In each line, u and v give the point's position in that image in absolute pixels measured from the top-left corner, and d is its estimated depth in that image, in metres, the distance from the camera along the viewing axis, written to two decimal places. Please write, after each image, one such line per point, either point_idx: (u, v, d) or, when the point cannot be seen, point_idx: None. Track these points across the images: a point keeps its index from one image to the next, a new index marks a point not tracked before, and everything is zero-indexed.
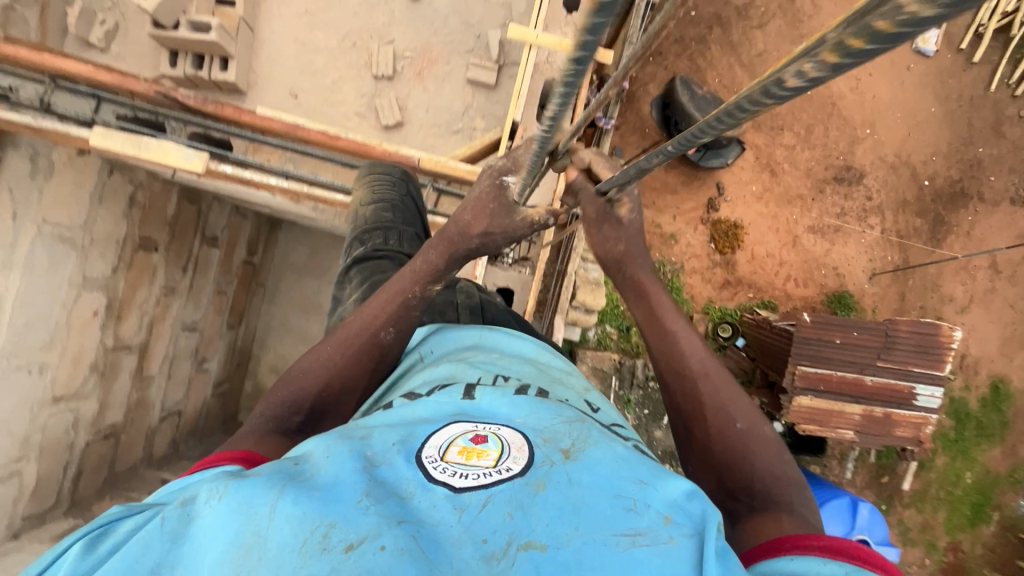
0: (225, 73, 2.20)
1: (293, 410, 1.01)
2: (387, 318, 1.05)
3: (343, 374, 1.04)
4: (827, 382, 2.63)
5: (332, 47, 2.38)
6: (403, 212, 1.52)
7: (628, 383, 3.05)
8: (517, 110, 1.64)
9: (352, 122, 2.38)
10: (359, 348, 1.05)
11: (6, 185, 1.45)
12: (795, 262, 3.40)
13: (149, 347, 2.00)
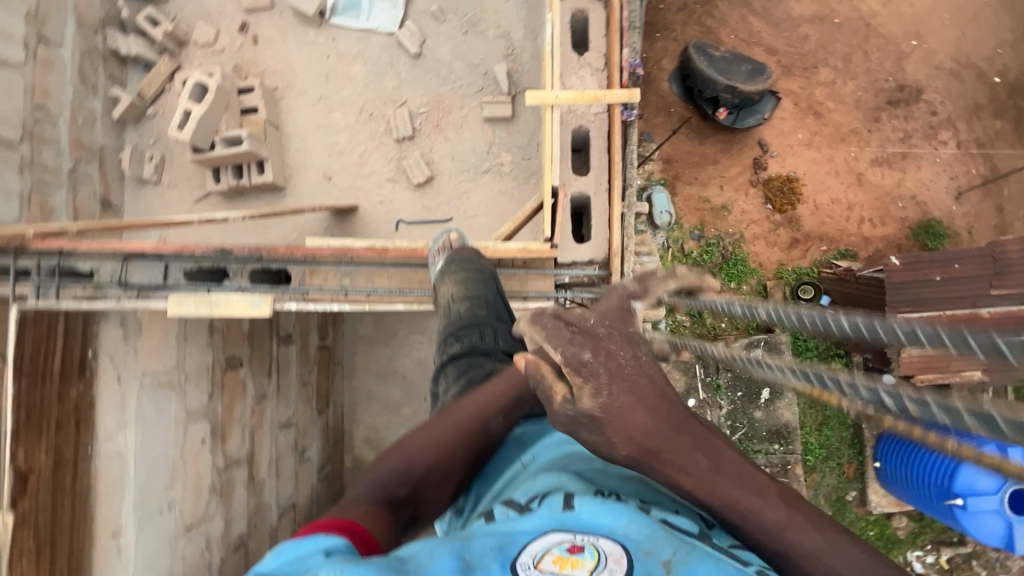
0: (263, 175, 2.33)
1: (400, 482, 0.97)
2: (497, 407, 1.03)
3: (450, 455, 1.01)
4: (936, 323, 2.36)
5: (352, 123, 2.46)
6: (494, 308, 1.41)
7: (713, 366, 2.93)
8: (553, 174, 1.61)
9: (386, 188, 2.44)
10: (468, 426, 1.03)
11: (104, 354, 1.50)
12: (865, 202, 3.18)
13: (256, 456, 1.83)
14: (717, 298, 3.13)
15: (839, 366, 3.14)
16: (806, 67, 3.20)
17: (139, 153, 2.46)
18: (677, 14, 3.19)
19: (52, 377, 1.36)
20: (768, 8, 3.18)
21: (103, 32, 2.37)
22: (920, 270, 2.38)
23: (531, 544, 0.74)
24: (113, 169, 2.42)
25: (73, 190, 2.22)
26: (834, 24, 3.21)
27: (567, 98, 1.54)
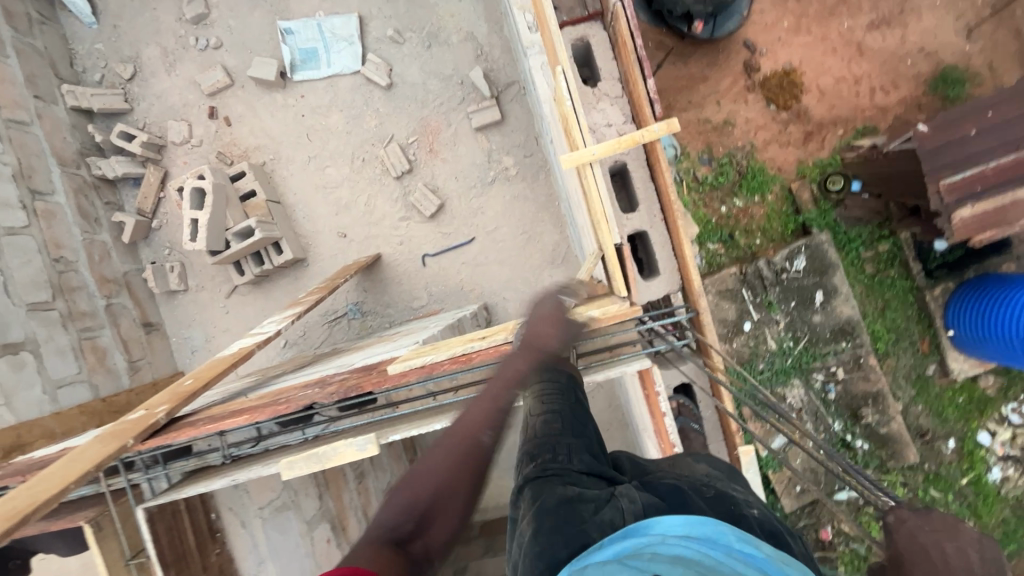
0: (282, 255, 2.33)
1: (405, 517, 1.04)
2: (485, 423, 1.11)
3: (445, 483, 1.06)
4: (984, 180, 2.02)
5: (348, 175, 2.42)
6: (579, 429, 1.07)
7: (760, 287, 2.89)
8: (613, 232, 1.36)
9: (402, 228, 2.42)
10: (458, 448, 1.08)
11: (228, 505, 1.68)
12: (873, 71, 2.98)
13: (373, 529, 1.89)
14: (743, 217, 3.00)
15: (889, 247, 2.91)
16: None
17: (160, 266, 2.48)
18: None
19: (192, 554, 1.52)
20: None
21: (85, 163, 2.37)
22: (954, 128, 2.08)
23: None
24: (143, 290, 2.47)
25: (116, 325, 2.29)
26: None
27: (608, 147, 1.26)
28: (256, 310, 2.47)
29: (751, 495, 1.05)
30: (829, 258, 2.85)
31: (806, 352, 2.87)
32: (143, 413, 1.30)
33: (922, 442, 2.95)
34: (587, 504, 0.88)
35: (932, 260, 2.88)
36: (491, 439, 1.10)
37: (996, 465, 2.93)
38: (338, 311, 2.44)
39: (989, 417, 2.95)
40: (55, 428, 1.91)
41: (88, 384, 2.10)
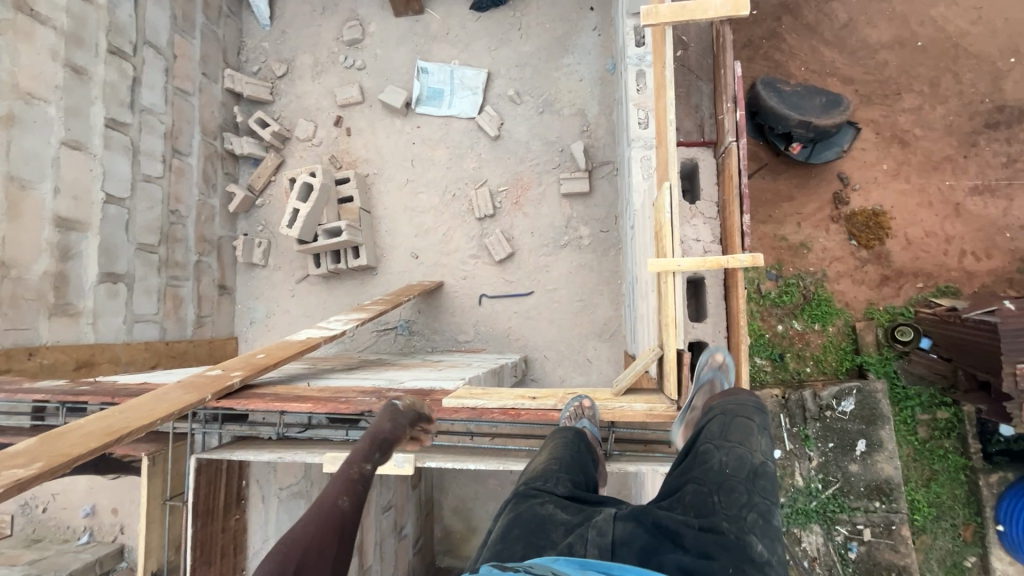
0: (358, 259, 2.52)
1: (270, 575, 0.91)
2: (342, 491, 1.10)
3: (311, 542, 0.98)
4: None
5: (436, 204, 2.61)
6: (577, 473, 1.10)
7: (800, 417, 2.95)
8: (678, 339, 1.41)
9: (469, 265, 2.56)
10: (321, 512, 1.04)
11: (254, 478, 1.75)
12: (964, 234, 2.96)
13: (363, 544, 1.90)
14: (800, 341, 3.03)
15: (948, 416, 2.92)
16: (886, 96, 3.03)
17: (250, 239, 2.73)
18: (742, 50, 3.10)
19: (217, 514, 1.58)
20: (842, 37, 3.05)
21: (220, 136, 2.68)
22: None
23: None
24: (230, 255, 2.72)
25: (198, 280, 2.53)
26: (917, 48, 3.02)
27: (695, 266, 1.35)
28: (320, 299, 2.68)
29: (778, 554, 0.92)
30: (880, 408, 2.88)
31: (833, 499, 2.91)
32: (220, 371, 1.46)
33: None
34: (559, 527, 0.94)
35: (993, 442, 2.88)
36: (349, 504, 1.07)
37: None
38: (390, 324, 2.60)
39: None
40: (121, 355, 2.10)
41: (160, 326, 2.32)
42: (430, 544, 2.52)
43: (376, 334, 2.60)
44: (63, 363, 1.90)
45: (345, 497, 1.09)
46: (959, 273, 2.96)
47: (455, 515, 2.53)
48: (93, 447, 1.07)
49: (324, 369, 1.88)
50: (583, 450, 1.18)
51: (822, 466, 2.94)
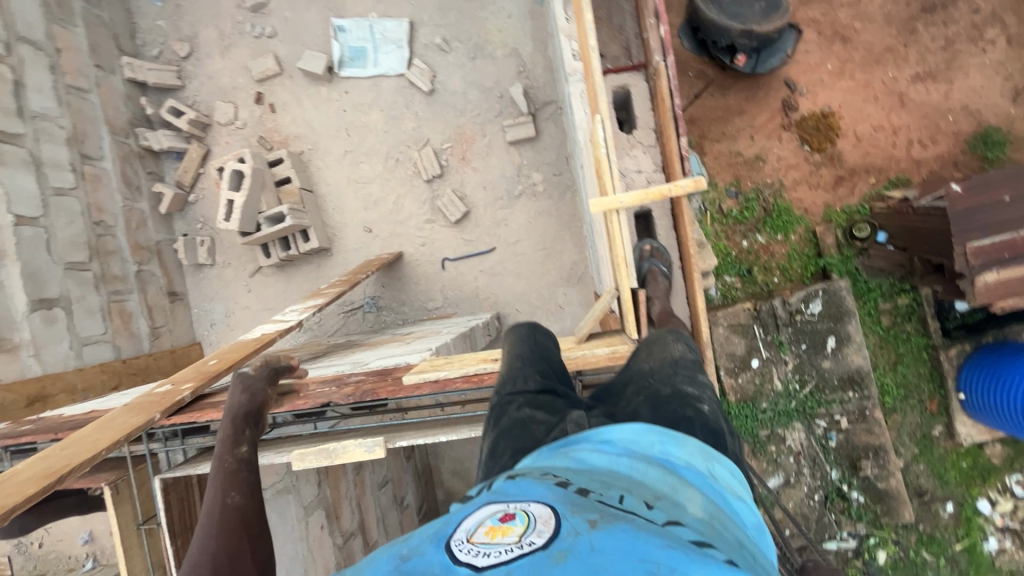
0: (309, 242, 2.41)
1: None
2: (230, 488, 1.04)
3: (221, 550, 0.93)
4: (1013, 249, 2.20)
5: (380, 172, 2.49)
6: (540, 368, 1.14)
7: (773, 325, 3.07)
8: (630, 275, 1.42)
9: (426, 230, 2.48)
10: (216, 515, 0.99)
11: None
12: (911, 123, 2.98)
13: (365, 522, 1.94)
14: (765, 254, 3.09)
15: (908, 301, 3.06)
16: None
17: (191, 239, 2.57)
18: None
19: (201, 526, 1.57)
20: None
21: (133, 133, 2.46)
22: (990, 191, 2.22)
23: (464, 522, 0.65)
24: (173, 259, 2.57)
25: (144, 291, 2.39)
26: None
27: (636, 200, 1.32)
28: (279, 291, 2.58)
29: (708, 390, 1.05)
30: (845, 304, 2.97)
31: (810, 397, 3.08)
32: (169, 387, 1.39)
33: (922, 501, 3.18)
34: (541, 426, 0.96)
35: (949, 319, 3.11)
36: (240, 498, 1.02)
37: (993, 533, 3.16)
38: (356, 303, 2.53)
39: (991, 484, 3.16)
40: (76, 383, 1.99)
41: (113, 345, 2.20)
42: (435, 506, 2.59)
43: (344, 316, 2.54)
44: (14, 401, 1.78)
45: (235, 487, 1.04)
46: (907, 164, 3.01)
47: (455, 476, 2.58)
48: (33, 492, 1.02)
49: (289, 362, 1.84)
50: (538, 343, 1.23)
51: (796, 367, 3.10)
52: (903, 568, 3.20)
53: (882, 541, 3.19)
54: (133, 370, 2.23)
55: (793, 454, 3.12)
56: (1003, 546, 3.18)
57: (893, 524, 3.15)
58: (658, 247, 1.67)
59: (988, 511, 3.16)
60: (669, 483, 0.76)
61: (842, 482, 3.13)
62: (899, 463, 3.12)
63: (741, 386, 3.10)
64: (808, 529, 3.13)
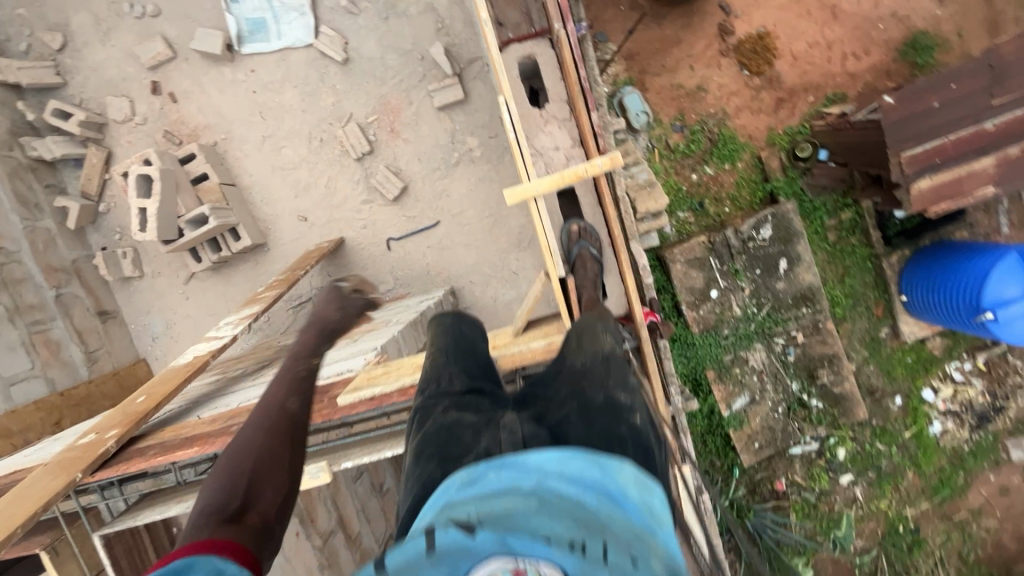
0: (240, 240, 2.27)
1: (228, 497, 0.98)
2: (290, 394, 1.31)
3: (254, 442, 1.13)
4: (943, 153, 2.44)
5: (305, 155, 2.33)
6: (461, 362, 1.23)
7: (727, 255, 3.37)
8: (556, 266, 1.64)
9: (365, 211, 2.36)
10: (274, 408, 1.26)
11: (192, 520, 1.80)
12: (843, 36, 3.17)
13: (344, 516, 1.99)
14: (714, 185, 3.39)
15: (851, 215, 3.46)
16: None
17: (111, 253, 2.39)
18: None
19: None
20: None
21: (17, 144, 2.21)
22: (921, 98, 2.40)
23: None
24: (93, 277, 2.39)
25: (69, 316, 2.24)
26: None
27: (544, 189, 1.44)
28: (218, 294, 2.45)
29: (639, 398, 1.12)
30: (793, 226, 3.34)
31: (767, 317, 3.52)
32: (94, 437, 1.40)
33: (873, 397, 3.73)
34: (468, 430, 0.98)
35: (891, 228, 3.52)
36: (295, 404, 1.27)
37: (936, 418, 3.73)
38: (304, 296, 2.43)
39: (933, 374, 3.72)
40: (12, 425, 1.89)
41: (42, 379, 2.07)
42: None
43: (292, 312, 2.45)
44: None
45: (290, 400, 1.28)
46: (844, 79, 3.23)
47: None
48: None
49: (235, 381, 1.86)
50: (461, 334, 1.36)
51: (755, 290, 3.44)
52: (861, 459, 3.77)
53: (840, 439, 3.76)
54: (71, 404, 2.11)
55: (756, 372, 3.55)
56: (946, 427, 3.75)
57: (849, 422, 3.71)
58: (585, 228, 1.72)
59: (932, 398, 3.72)
60: (639, 521, 0.78)
61: (801, 392, 3.67)
62: (852, 367, 3.65)
63: (702, 317, 3.51)
64: (775, 439, 3.68)
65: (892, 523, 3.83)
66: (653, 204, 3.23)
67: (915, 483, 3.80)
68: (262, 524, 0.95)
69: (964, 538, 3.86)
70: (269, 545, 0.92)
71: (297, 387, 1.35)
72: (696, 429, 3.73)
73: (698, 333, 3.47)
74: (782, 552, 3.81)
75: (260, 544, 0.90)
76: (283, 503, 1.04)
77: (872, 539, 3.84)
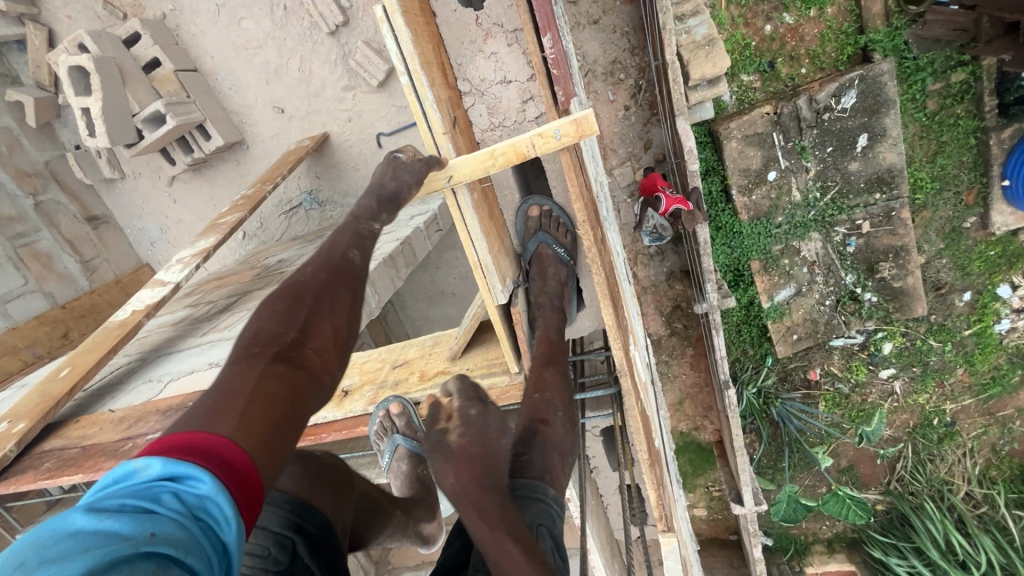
0: (209, 140, 3.05)
1: (262, 342, 1.26)
2: (353, 246, 1.60)
3: (308, 276, 1.45)
4: None
5: (275, 33, 2.90)
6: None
7: (796, 131, 3.05)
8: (497, 297, 1.83)
9: (347, 94, 2.97)
10: (336, 256, 1.54)
11: None
12: None
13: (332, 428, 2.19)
14: (792, 38, 2.95)
15: (964, 77, 2.90)
16: None
17: (82, 151, 3.52)
18: None
19: None
20: None
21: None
22: None
23: None
24: (71, 179, 3.54)
25: (55, 225, 3.36)
26: None
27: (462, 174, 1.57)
28: (197, 190, 3.48)
29: None
30: (883, 93, 2.91)
31: (832, 203, 3.20)
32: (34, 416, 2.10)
33: (938, 294, 3.38)
34: None
35: (1010, 92, 2.86)
36: (358, 255, 1.58)
37: (1007, 315, 3.36)
38: (295, 202, 3.33)
39: (1018, 269, 3.26)
40: (18, 342, 2.96)
41: (39, 292, 3.19)
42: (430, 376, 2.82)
43: (289, 213, 3.37)
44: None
45: (354, 250, 1.59)
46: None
47: None
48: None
49: (187, 336, 2.63)
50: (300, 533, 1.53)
51: (820, 170, 3.15)
52: (908, 356, 3.54)
53: (890, 334, 3.50)
54: (76, 313, 3.31)
55: (807, 264, 3.34)
56: (1015, 326, 3.38)
57: (904, 318, 3.43)
58: (539, 232, 2.05)
59: (1008, 295, 3.31)
60: None
61: (856, 285, 3.37)
62: (920, 260, 3.28)
63: (755, 203, 3.21)
64: (816, 331, 3.49)
65: (927, 416, 3.67)
66: (712, 69, 2.68)
67: (963, 381, 3.56)
68: (313, 359, 1.29)
69: (1003, 433, 3.65)
70: (316, 374, 1.26)
71: (362, 238, 1.64)
72: (732, 319, 3.58)
73: (747, 221, 3.25)
74: (803, 438, 3.78)
75: (310, 378, 1.24)
76: (333, 341, 1.37)
77: (901, 430, 3.73)
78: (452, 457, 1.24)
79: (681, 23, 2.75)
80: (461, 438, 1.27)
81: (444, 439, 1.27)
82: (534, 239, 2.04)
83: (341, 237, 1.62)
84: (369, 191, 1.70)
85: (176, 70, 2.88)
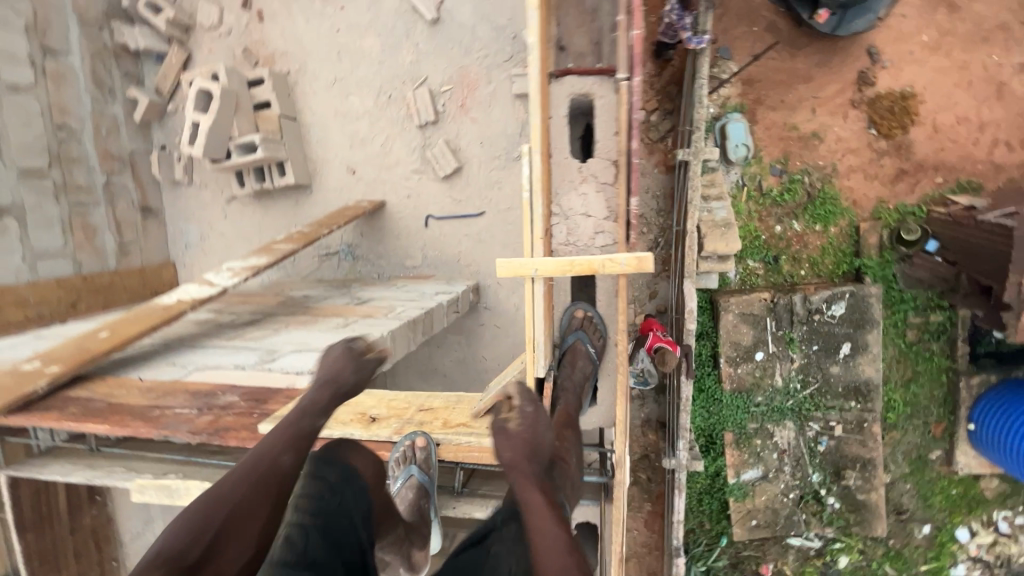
0: (280, 175, 3.34)
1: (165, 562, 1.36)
2: (288, 451, 1.63)
3: (233, 484, 1.53)
4: None
5: (372, 107, 3.33)
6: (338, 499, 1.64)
7: (787, 321, 3.32)
8: (537, 367, 1.96)
9: (412, 174, 3.31)
10: (264, 460, 1.59)
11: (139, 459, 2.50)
12: (1006, 117, 3.17)
13: None
14: (797, 243, 3.34)
15: (941, 319, 3.26)
16: None
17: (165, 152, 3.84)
18: None
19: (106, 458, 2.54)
20: None
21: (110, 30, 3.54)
22: None
23: None
24: (144, 171, 3.80)
25: (111, 205, 3.55)
26: None
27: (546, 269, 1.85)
28: (249, 213, 3.71)
29: None
30: (868, 312, 3.23)
31: (810, 398, 3.37)
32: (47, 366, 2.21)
33: (899, 519, 3.42)
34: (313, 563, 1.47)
35: (981, 344, 3.29)
36: (289, 460, 1.62)
37: (963, 560, 3.40)
38: (329, 248, 3.52)
39: (976, 514, 3.37)
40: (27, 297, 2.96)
41: (70, 259, 3.25)
42: None
43: (323, 257, 3.55)
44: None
45: (289, 453, 1.63)
46: (979, 168, 3.22)
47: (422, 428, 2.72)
48: None
49: (213, 334, 2.68)
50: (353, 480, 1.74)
51: (803, 365, 3.38)
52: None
53: (847, 547, 3.47)
54: (92, 288, 3.34)
55: (777, 451, 3.43)
56: (970, 574, 3.40)
57: (863, 534, 3.42)
58: (581, 323, 2.19)
59: (966, 539, 3.37)
60: None
61: (821, 486, 3.42)
62: (885, 478, 3.37)
63: (739, 376, 3.38)
64: (775, 523, 3.46)
65: None
66: (723, 247, 2.99)
67: None
68: None
69: None
70: None
71: (300, 440, 1.68)
72: (694, 486, 3.55)
73: (728, 392, 3.40)
74: None
75: None
76: (240, 561, 1.43)
77: None
78: (512, 438, 1.62)
79: (705, 203, 3.12)
80: (519, 428, 1.66)
81: (507, 427, 1.65)
82: (574, 332, 2.16)
83: (279, 440, 1.67)
84: (328, 382, 1.86)
85: (281, 114, 3.28)
